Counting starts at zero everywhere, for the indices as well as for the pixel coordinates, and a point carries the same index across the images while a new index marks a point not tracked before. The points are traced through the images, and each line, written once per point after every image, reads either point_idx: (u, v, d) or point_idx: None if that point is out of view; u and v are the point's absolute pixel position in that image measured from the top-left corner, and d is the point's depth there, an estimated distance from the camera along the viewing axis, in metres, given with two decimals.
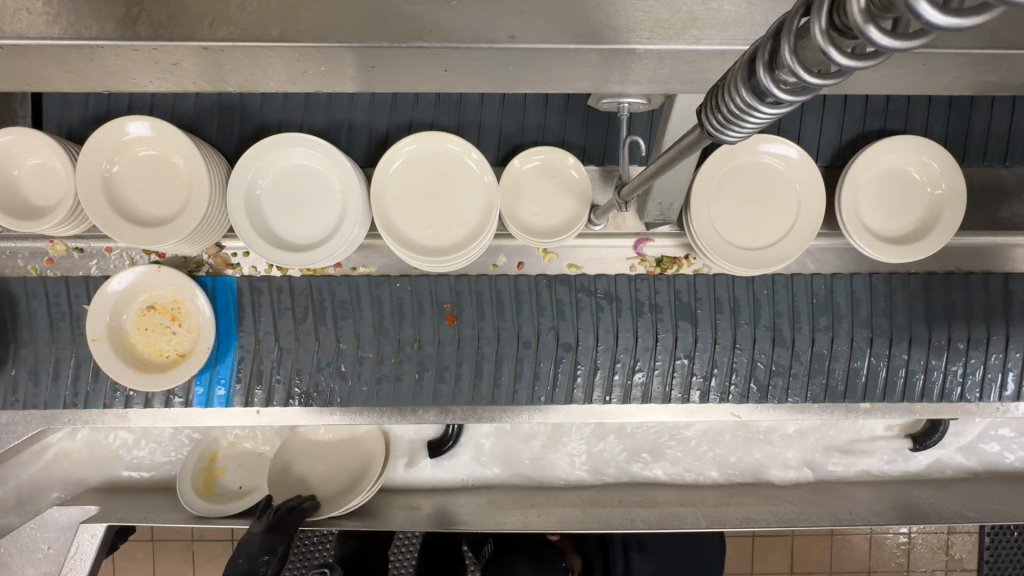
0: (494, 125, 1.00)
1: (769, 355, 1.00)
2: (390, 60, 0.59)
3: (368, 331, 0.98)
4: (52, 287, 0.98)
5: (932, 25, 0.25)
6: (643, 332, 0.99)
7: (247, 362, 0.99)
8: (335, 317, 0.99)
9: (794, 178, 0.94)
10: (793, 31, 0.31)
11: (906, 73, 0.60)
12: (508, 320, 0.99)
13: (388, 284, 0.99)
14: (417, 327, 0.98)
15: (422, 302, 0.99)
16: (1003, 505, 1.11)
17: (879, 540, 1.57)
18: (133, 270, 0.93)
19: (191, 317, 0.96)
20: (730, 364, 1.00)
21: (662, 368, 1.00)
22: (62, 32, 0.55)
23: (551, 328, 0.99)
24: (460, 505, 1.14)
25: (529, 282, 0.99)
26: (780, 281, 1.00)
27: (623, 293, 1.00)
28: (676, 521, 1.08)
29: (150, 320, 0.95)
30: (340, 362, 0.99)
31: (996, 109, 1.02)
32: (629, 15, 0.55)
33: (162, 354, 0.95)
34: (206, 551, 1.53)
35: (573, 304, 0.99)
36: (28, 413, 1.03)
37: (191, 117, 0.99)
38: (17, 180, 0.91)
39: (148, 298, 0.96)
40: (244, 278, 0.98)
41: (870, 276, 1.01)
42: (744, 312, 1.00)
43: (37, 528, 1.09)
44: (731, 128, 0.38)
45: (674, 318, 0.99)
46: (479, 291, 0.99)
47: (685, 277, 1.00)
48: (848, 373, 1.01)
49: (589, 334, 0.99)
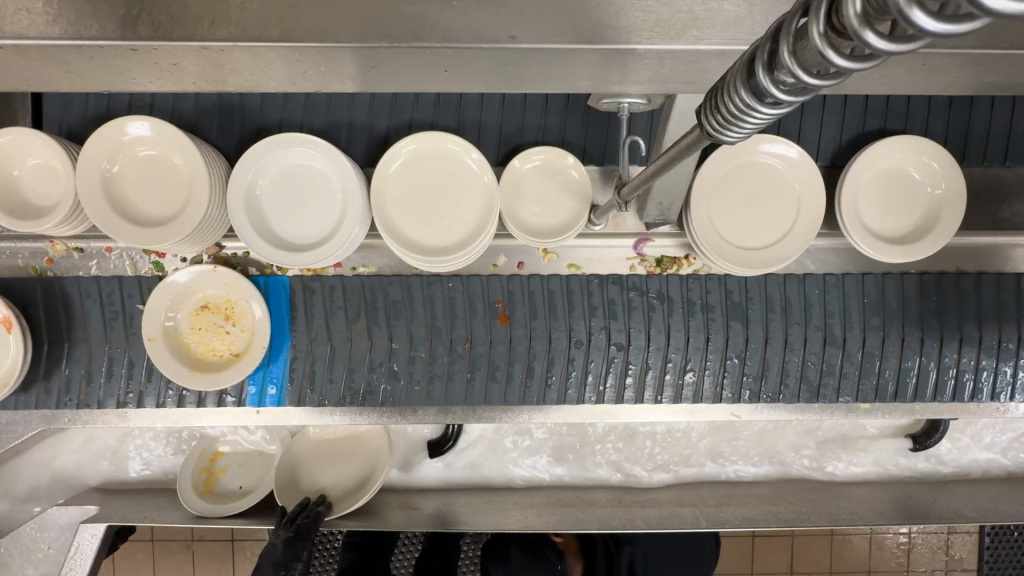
0: (494, 125, 1.00)
1: (820, 355, 1.00)
2: (391, 60, 0.59)
3: (419, 330, 0.98)
4: (105, 287, 0.98)
5: (925, 31, 0.25)
6: (695, 332, 0.99)
7: (300, 361, 0.99)
8: (387, 318, 0.98)
9: (794, 177, 0.94)
10: (792, 33, 0.31)
11: (904, 73, 0.60)
12: (561, 320, 0.99)
13: (440, 284, 0.98)
14: (469, 327, 0.98)
15: (474, 302, 0.99)
16: (1003, 505, 1.11)
17: (879, 540, 1.57)
18: (189, 270, 0.93)
19: (245, 317, 0.96)
20: (782, 365, 1.00)
21: (713, 367, 1.00)
22: (62, 32, 0.55)
23: (603, 328, 0.99)
24: (458, 505, 1.14)
25: (581, 282, 0.99)
26: (831, 281, 1.00)
27: (675, 293, 0.99)
28: (676, 521, 1.08)
29: (204, 320, 0.95)
30: (391, 362, 0.99)
31: (996, 109, 1.02)
32: (629, 14, 0.55)
33: (216, 353, 0.95)
34: (206, 551, 1.53)
35: (625, 304, 0.99)
36: (27, 413, 1.03)
37: (190, 117, 0.99)
38: (17, 180, 0.91)
39: (202, 298, 0.96)
40: (297, 278, 0.98)
41: (920, 276, 1.01)
42: (796, 312, 1.00)
43: (37, 528, 1.10)
44: (731, 128, 0.38)
45: (726, 319, 0.99)
46: (532, 290, 0.99)
47: (737, 276, 0.99)
48: (898, 372, 1.01)
49: (640, 334, 0.99)
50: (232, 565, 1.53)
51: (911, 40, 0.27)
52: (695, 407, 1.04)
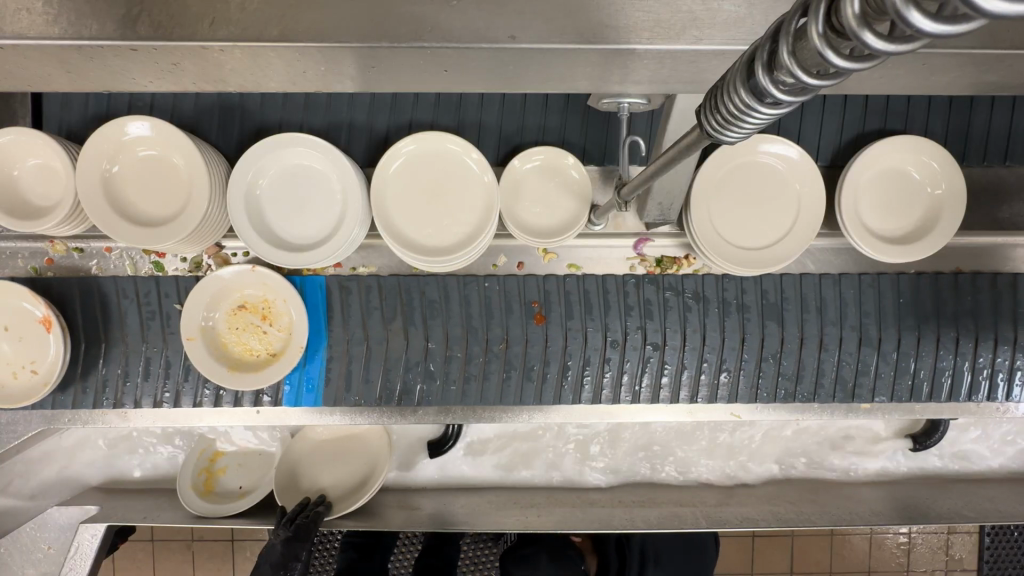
0: (493, 125, 1.00)
1: (855, 356, 1.01)
2: (391, 61, 0.59)
3: (456, 330, 0.98)
4: (142, 287, 0.98)
5: (923, 32, 0.25)
6: (731, 332, 0.99)
7: (336, 362, 0.99)
8: (423, 318, 0.99)
9: (794, 177, 0.94)
10: (791, 33, 0.31)
11: (904, 73, 0.60)
12: (597, 320, 0.99)
13: (476, 284, 0.99)
14: (505, 326, 0.99)
15: (511, 302, 0.99)
16: (1003, 505, 1.11)
17: (879, 540, 1.57)
18: (228, 270, 0.94)
19: (282, 316, 0.96)
20: (817, 366, 1.01)
21: (749, 369, 1.00)
22: (61, 32, 0.55)
23: (639, 328, 0.99)
24: (458, 505, 1.13)
25: (617, 282, 1.00)
26: (866, 281, 1.01)
27: (711, 293, 1.00)
28: (676, 521, 1.08)
29: (241, 320, 0.95)
30: (428, 362, 0.99)
31: (996, 109, 1.02)
32: (629, 14, 0.55)
33: (253, 353, 0.95)
34: (206, 551, 1.53)
35: (661, 304, 0.99)
36: (27, 413, 1.03)
37: (190, 117, 0.99)
38: (17, 180, 0.91)
39: (239, 298, 0.96)
40: (334, 278, 0.98)
41: (956, 276, 1.01)
42: (831, 312, 1.00)
43: (37, 528, 1.09)
44: (731, 128, 0.38)
45: (762, 318, 1.00)
46: (568, 290, 0.99)
47: (773, 277, 1.00)
48: (932, 372, 1.02)
49: (676, 334, 0.99)
50: (232, 565, 1.53)
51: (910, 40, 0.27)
52: (694, 408, 1.04)
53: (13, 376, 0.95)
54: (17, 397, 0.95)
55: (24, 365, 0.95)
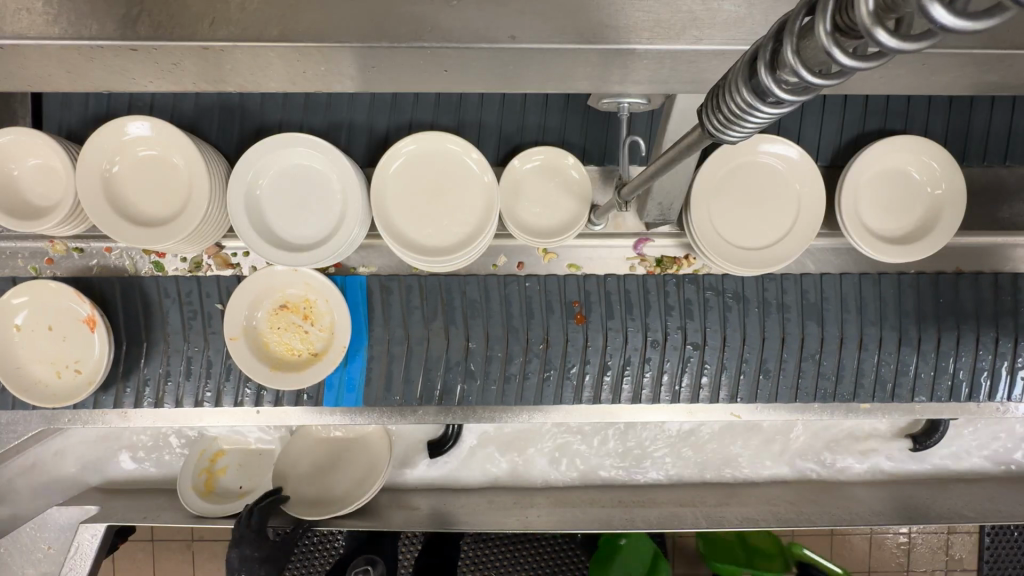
0: (493, 125, 1.00)
1: (896, 356, 1.00)
2: (391, 60, 0.59)
3: (496, 330, 0.98)
4: (184, 287, 0.98)
5: (940, 25, 0.25)
6: (772, 330, 0.99)
7: (377, 362, 0.98)
8: (463, 317, 0.98)
9: (794, 177, 0.94)
10: (796, 31, 0.31)
11: (905, 73, 0.60)
12: (637, 319, 0.99)
13: (517, 284, 0.99)
14: (546, 326, 0.98)
15: (552, 301, 0.99)
16: (1003, 505, 1.11)
17: (879, 540, 1.57)
18: (271, 270, 0.94)
19: (324, 316, 0.96)
20: (858, 366, 1.01)
21: (789, 369, 1.00)
22: (62, 32, 0.55)
23: (679, 327, 0.99)
24: (458, 505, 1.13)
25: (657, 282, 0.99)
26: (906, 281, 1.00)
27: (751, 292, 0.99)
28: (675, 521, 1.08)
29: (283, 320, 0.96)
30: (468, 361, 0.98)
31: (995, 109, 1.02)
32: (629, 15, 0.55)
33: (295, 353, 0.95)
34: (206, 551, 1.53)
35: (702, 304, 0.99)
36: (27, 414, 1.03)
37: (190, 117, 0.99)
38: (17, 180, 0.91)
39: (281, 298, 0.96)
40: (374, 278, 0.98)
41: (996, 277, 1.01)
42: (871, 312, 1.00)
43: (37, 528, 1.10)
44: (732, 128, 0.38)
45: (803, 318, 0.99)
46: (609, 290, 0.99)
47: (813, 276, 1.00)
48: (973, 372, 1.01)
49: (716, 334, 0.99)
50: None
51: (930, 35, 0.27)
52: (695, 408, 1.04)
53: (57, 375, 0.95)
54: (62, 396, 0.95)
55: (68, 364, 0.95)
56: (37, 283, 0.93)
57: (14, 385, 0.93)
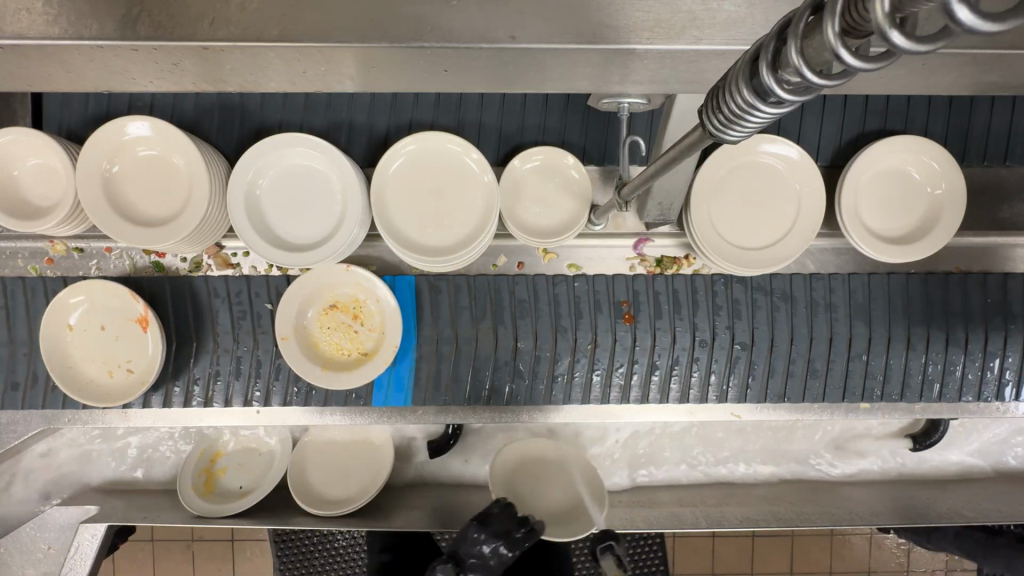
0: (493, 125, 1.00)
1: (942, 356, 1.00)
2: (393, 61, 0.59)
3: (545, 329, 0.98)
4: (222, 287, 0.98)
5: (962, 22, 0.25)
6: (819, 330, 0.99)
7: (425, 362, 0.98)
8: (512, 317, 0.98)
9: (793, 178, 0.94)
10: (800, 32, 0.31)
11: (904, 72, 0.60)
12: (685, 318, 0.98)
13: (566, 284, 0.99)
14: (594, 326, 0.98)
15: (600, 301, 0.98)
16: (1003, 505, 1.11)
17: (879, 540, 1.57)
18: (322, 270, 0.93)
19: (373, 316, 0.96)
20: (904, 367, 1.01)
21: (837, 369, 1.00)
22: (61, 32, 0.55)
23: (727, 327, 0.98)
24: (458, 505, 1.13)
25: (705, 282, 0.99)
26: (944, 281, 1.00)
27: (799, 292, 0.99)
28: (675, 521, 1.07)
29: (332, 319, 0.96)
30: (517, 361, 0.98)
31: (995, 109, 1.01)
32: (629, 14, 0.55)
33: (344, 352, 0.95)
34: (206, 551, 1.53)
35: (749, 304, 0.99)
36: (27, 413, 1.03)
37: (190, 117, 0.99)
38: (17, 180, 0.91)
39: (330, 298, 0.96)
40: (423, 278, 0.98)
41: None
42: (918, 312, 1.00)
43: (37, 528, 1.10)
44: (732, 128, 0.39)
45: (851, 318, 1.00)
46: (657, 290, 0.99)
47: (861, 276, 1.00)
48: (1017, 371, 1.01)
49: (764, 334, 0.99)
50: (231, 565, 1.53)
51: (946, 35, 0.27)
52: (695, 408, 1.04)
53: (109, 375, 0.95)
54: (115, 396, 0.95)
55: (120, 364, 0.96)
56: (90, 283, 0.93)
57: (67, 385, 0.93)
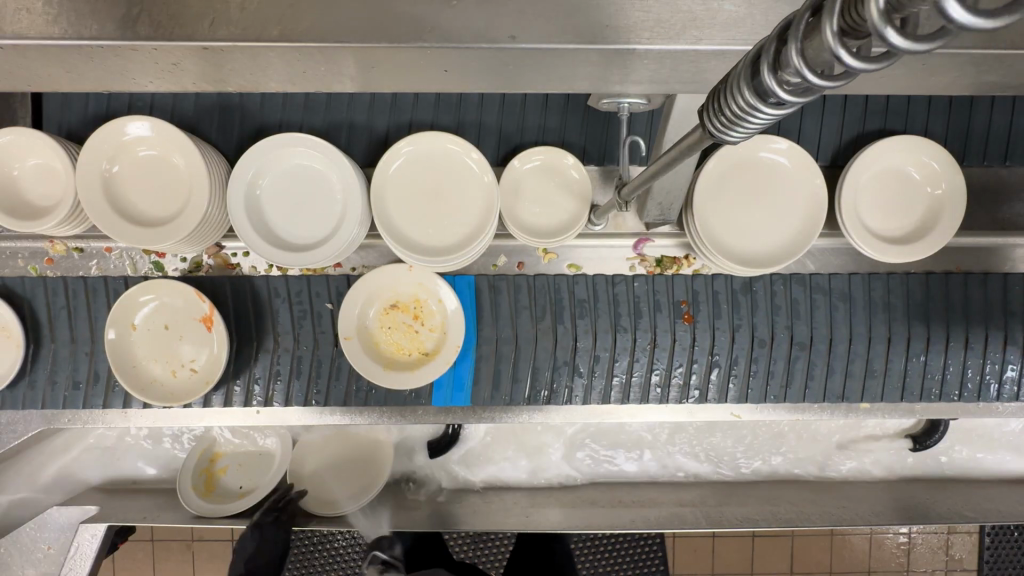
0: (493, 124, 1.00)
1: (999, 356, 1.00)
2: (395, 61, 0.59)
3: (605, 329, 0.98)
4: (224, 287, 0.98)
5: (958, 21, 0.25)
6: (877, 329, 0.99)
7: (485, 361, 0.98)
8: (572, 317, 0.98)
9: (793, 178, 0.94)
10: (799, 32, 0.31)
11: (902, 73, 0.60)
12: (745, 318, 0.98)
13: (625, 283, 0.98)
14: (654, 326, 0.98)
15: (659, 301, 0.98)
16: (1004, 505, 1.11)
17: (879, 540, 1.57)
18: (382, 270, 0.94)
19: (433, 316, 0.96)
20: (963, 368, 1.01)
21: (895, 370, 1.00)
22: (61, 32, 0.55)
23: (787, 326, 0.99)
24: (458, 505, 1.14)
25: (765, 282, 0.99)
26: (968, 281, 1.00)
27: (858, 293, 1.00)
28: (675, 521, 1.07)
29: (392, 319, 0.96)
30: (576, 361, 0.98)
31: (996, 108, 1.01)
32: (629, 14, 0.55)
33: (405, 352, 0.95)
34: (206, 551, 1.53)
35: (809, 303, 0.99)
36: (27, 413, 1.03)
37: (190, 117, 0.99)
38: (17, 180, 0.91)
39: (391, 297, 0.96)
40: (483, 278, 0.98)
41: None
42: (976, 311, 1.00)
43: (37, 527, 1.07)
44: (734, 128, 0.38)
45: (907, 318, 0.99)
46: (716, 290, 0.99)
47: (918, 275, 1.00)
48: None
49: (823, 335, 0.99)
50: None
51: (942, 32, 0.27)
52: (695, 408, 1.04)
53: (172, 374, 0.95)
54: (179, 395, 0.95)
55: (184, 364, 0.95)
56: (159, 281, 0.93)
57: (131, 383, 0.92)
